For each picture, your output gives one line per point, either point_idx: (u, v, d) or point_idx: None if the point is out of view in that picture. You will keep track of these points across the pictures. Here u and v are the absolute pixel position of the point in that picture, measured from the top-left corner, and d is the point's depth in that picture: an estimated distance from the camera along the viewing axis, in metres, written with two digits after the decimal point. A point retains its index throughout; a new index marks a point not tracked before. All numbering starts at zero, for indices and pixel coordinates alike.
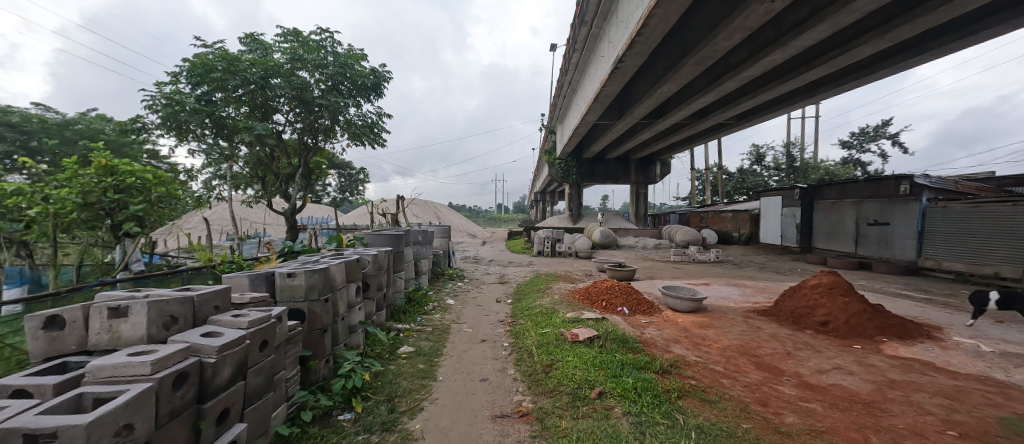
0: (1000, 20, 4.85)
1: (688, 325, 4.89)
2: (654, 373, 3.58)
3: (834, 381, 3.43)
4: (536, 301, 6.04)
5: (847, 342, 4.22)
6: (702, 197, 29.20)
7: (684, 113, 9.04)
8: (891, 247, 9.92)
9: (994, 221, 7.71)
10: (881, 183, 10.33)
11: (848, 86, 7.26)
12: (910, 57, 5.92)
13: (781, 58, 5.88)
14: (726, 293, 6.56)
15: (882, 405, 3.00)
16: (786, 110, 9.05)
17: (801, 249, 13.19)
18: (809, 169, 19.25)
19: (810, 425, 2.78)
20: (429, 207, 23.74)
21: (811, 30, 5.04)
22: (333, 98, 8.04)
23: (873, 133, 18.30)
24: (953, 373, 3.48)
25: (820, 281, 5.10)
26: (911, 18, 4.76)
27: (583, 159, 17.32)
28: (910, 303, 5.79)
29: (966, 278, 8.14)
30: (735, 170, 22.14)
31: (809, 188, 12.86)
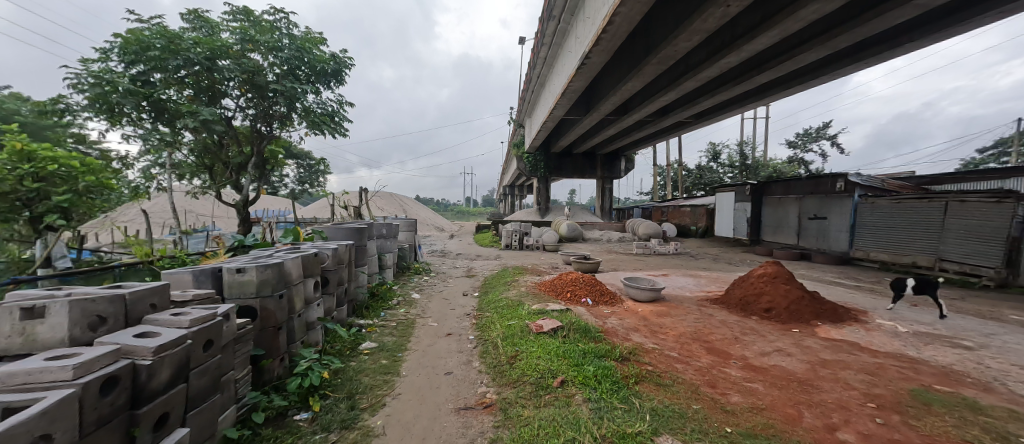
0: (921, 34, 5.40)
1: (648, 314, 5.11)
2: (614, 360, 3.72)
3: (774, 362, 3.71)
4: (503, 294, 6.07)
5: (788, 327, 4.58)
6: (663, 192, 30.57)
7: (647, 110, 9.34)
8: (828, 240, 10.84)
9: (911, 215, 8.59)
10: (820, 181, 11.22)
11: (794, 89, 7.80)
12: (847, 65, 6.45)
13: (735, 61, 6.20)
14: (683, 283, 6.89)
15: (814, 383, 3.30)
16: (740, 110, 9.56)
17: (751, 242, 14.11)
18: (759, 166, 20.64)
19: (753, 403, 3.02)
20: (395, 200, 23.15)
21: (762, 35, 5.35)
22: (289, 83, 7.60)
23: (815, 134, 19.85)
24: (875, 351, 3.87)
25: (765, 271, 5.48)
26: (848, 28, 5.17)
27: (551, 154, 17.52)
28: (842, 290, 6.36)
29: (889, 267, 9.00)
30: (693, 167, 23.30)
31: (759, 185, 13.75)
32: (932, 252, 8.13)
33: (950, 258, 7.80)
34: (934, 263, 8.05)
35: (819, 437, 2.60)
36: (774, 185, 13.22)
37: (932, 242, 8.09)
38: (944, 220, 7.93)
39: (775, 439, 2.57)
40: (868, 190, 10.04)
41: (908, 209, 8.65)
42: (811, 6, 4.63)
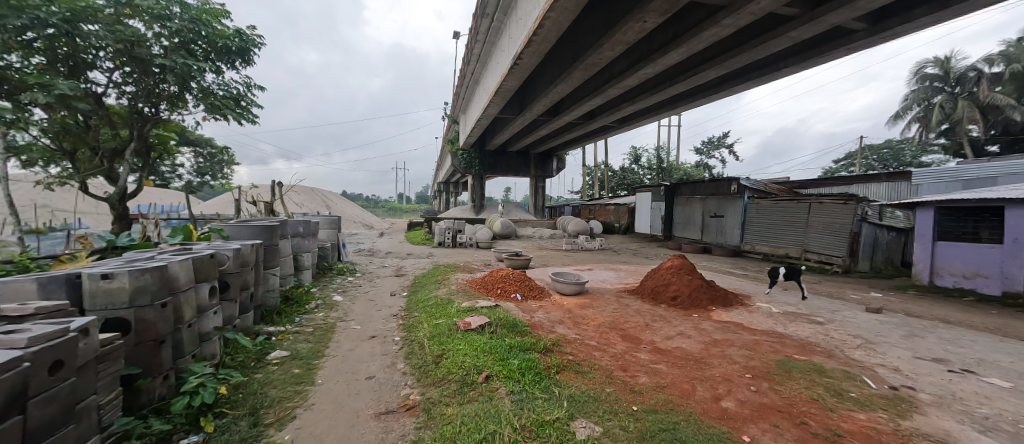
0: (791, 63, 6.46)
1: (572, 306, 5.40)
2: (538, 353, 3.87)
3: (677, 344, 4.17)
4: (432, 292, 5.97)
5: (689, 312, 5.17)
6: (591, 191, 32.58)
7: (577, 113, 9.81)
8: (725, 235, 12.44)
9: (786, 213, 10.21)
10: (720, 184, 12.81)
11: (699, 102, 8.79)
12: (740, 83, 7.45)
13: (651, 72, 6.80)
14: (605, 277, 7.41)
15: (707, 360, 3.77)
16: (655, 117, 10.50)
17: (665, 237, 15.65)
18: (673, 169, 23.01)
19: (656, 382, 3.35)
20: (317, 196, 21.41)
21: (673, 51, 5.93)
22: (180, 59, 6.62)
23: (717, 142, 22.65)
24: (755, 330, 4.54)
25: (672, 263, 6.11)
26: (740, 52, 5.97)
27: (485, 151, 17.59)
28: (733, 279, 7.35)
29: (769, 257, 10.65)
30: (618, 168, 25.15)
31: (672, 186, 15.28)
32: (799, 244, 9.78)
33: (811, 249, 9.46)
34: (801, 254, 9.68)
35: (707, 406, 2.98)
36: (684, 187, 14.78)
37: (800, 236, 9.73)
38: (809, 217, 9.55)
39: (673, 412, 2.89)
40: (756, 192, 11.69)
41: (784, 209, 10.26)
42: (710, 30, 5.24)
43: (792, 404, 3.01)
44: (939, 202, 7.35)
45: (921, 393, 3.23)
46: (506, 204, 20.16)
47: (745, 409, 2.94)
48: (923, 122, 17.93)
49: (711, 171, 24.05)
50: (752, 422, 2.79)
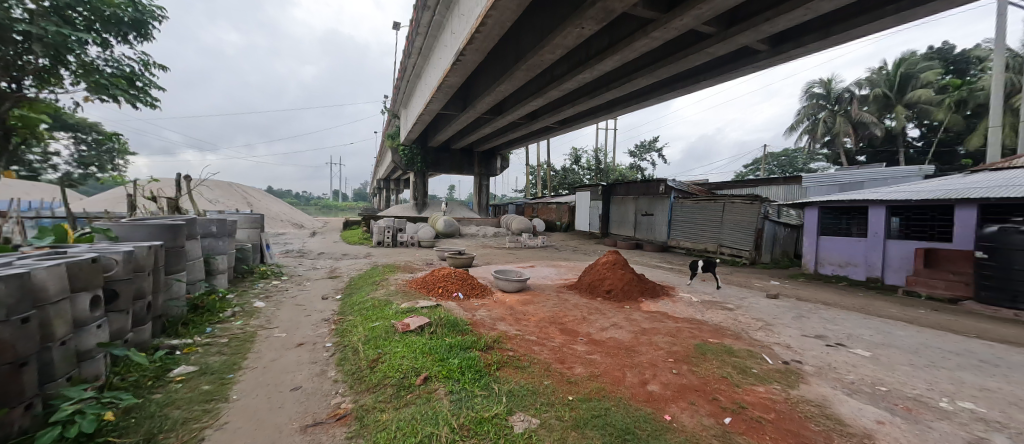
0: (708, 76, 7.19)
1: (514, 303, 5.50)
2: (478, 350, 3.87)
3: (610, 335, 4.43)
4: (369, 294, 5.69)
5: (621, 304, 5.52)
6: (534, 189, 33.39)
7: (520, 113, 9.97)
8: (654, 232, 13.51)
9: (705, 212, 11.35)
10: (650, 185, 13.87)
11: (632, 108, 9.41)
12: (667, 92, 8.11)
13: (589, 77, 7.12)
14: (546, 273, 7.64)
15: (636, 348, 4.06)
16: (593, 120, 11.05)
17: (602, 234, 16.57)
18: (610, 170, 24.40)
19: (591, 372, 3.53)
20: (237, 192, 19.29)
21: (609, 59, 6.27)
22: (52, 27, 5.56)
23: (648, 146, 24.50)
24: (677, 318, 4.98)
25: (607, 259, 6.48)
26: (666, 63, 6.48)
27: (428, 148, 17.18)
28: (660, 272, 8.01)
29: (691, 252, 11.77)
30: (560, 168, 26.10)
31: (609, 186, 16.22)
32: (716, 240, 10.93)
33: (725, 244, 10.63)
34: (717, 248, 10.83)
35: (636, 391, 3.19)
36: (619, 187, 15.75)
37: (716, 232, 10.89)
38: (723, 216, 10.72)
39: (605, 398, 3.06)
40: (681, 193, 12.82)
41: (704, 208, 11.38)
42: (641, 40, 5.62)
43: (707, 383, 3.36)
44: (822, 202, 8.65)
45: (806, 365, 3.78)
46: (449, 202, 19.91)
47: (667, 391, 3.21)
48: (811, 133, 21.01)
49: (643, 173, 25.93)
50: (673, 402, 3.05)
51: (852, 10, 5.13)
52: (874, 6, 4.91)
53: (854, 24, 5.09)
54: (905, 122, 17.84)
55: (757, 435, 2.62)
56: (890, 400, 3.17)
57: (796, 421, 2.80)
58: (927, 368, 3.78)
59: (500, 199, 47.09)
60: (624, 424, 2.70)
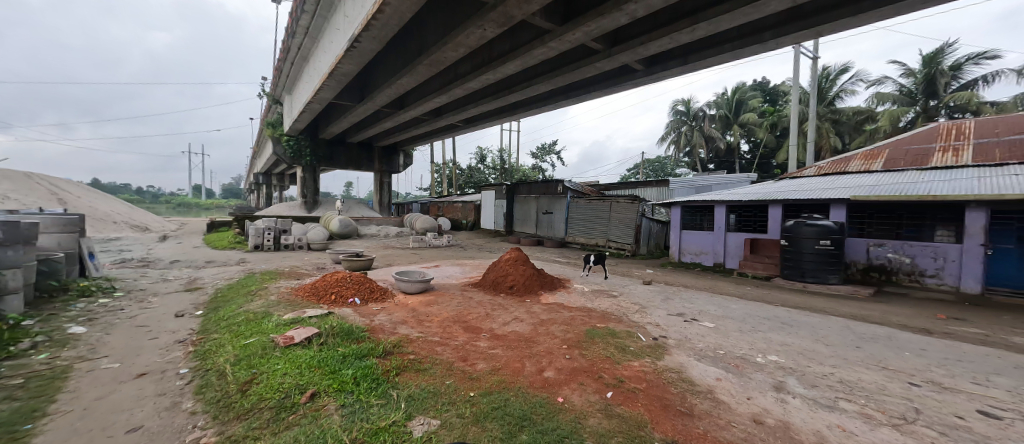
0: (596, 88, 8.02)
1: (416, 305, 5.35)
2: (376, 358, 3.66)
3: (511, 329, 4.63)
4: (242, 307, 4.91)
5: (523, 298, 5.82)
6: (439, 188, 32.89)
7: (424, 109, 9.70)
8: (553, 229, 14.56)
9: (595, 210, 12.67)
10: (550, 185, 14.89)
11: (534, 112, 9.93)
12: (563, 99, 8.78)
13: (492, 79, 7.29)
14: (450, 272, 7.62)
15: (535, 339, 4.32)
16: (498, 121, 11.35)
17: (506, 232, 17.23)
18: (513, 171, 25.46)
19: (493, 366, 3.65)
20: (41, 186, 14.63)
21: (510, 63, 6.50)
22: None
23: (548, 149, 26.27)
24: (571, 307, 5.47)
25: (510, 256, 6.77)
26: (562, 72, 7.01)
27: (320, 140, 15.53)
28: (556, 266, 8.69)
29: (584, 246, 13.02)
30: (465, 167, 26.28)
31: (513, 185, 16.92)
32: (604, 235, 12.29)
33: (611, 239, 12.03)
34: (605, 242, 12.18)
35: (533, 379, 3.40)
36: (522, 187, 16.53)
37: (605, 228, 12.26)
38: (611, 214, 12.10)
39: (504, 390, 3.20)
40: (576, 193, 14.07)
41: (595, 207, 12.67)
42: (540, 49, 5.98)
43: (594, 364, 3.76)
44: (683, 202, 10.38)
45: (670, 339, 4.52)
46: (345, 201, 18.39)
47: (561, 375, 3.50)
48: (676, 144, 25.09)
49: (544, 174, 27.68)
50: (566, 385, 3.33)
51: (702, 44, 6.25)
52: (717, 42, 6.06)
53: (703, 57, 6.24)
54: (739, 139, 22.56)
55: (632, 403, 3.03)
56: (726, 360, 3.99)
57: (661, 387, 3.32)
58: (748, 332, 4.88)
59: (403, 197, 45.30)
60: (522, 412, 2.85)
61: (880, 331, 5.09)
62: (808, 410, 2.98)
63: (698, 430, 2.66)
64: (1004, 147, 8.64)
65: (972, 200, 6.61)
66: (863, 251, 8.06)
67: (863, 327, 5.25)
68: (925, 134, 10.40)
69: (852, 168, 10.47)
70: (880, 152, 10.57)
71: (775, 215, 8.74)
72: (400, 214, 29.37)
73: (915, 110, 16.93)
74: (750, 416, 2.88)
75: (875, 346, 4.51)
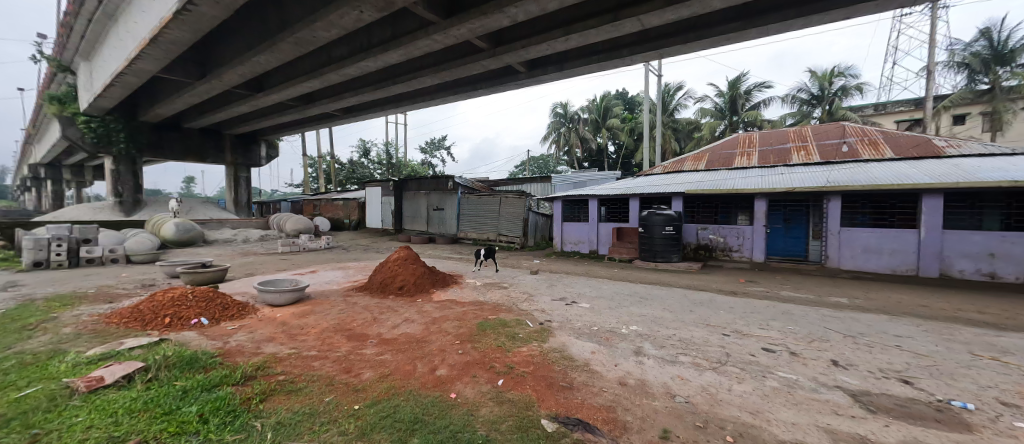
0: (483, 86, 8.19)
1: (287, 318, 4.71)
2: (232, 386, 3.07)
3: (401, 331, 4.45)
4: (11, 348, 3.55)
5: (414, 298, 5.66)
6: (315, 185, 29.27)
7: (291, 93, 8.47)
8: (444, 225, 14.49)
9: (486, 206, 13.05)
10: (440, 181, 14.75)
11: (421, 105, 9.61)
12: (451, 94, 8.72)
13: (373, 66, 6.77)
14: (330, 278, 6.91)
15: (426, 339, 4.24)
16: (382, 113, 10.65)
17: (395, 230, 16.44)
18: (401, 166, 24.34)
19: (380, 373, 3.44)
20: None
21: (392, 51, 6.15)
22: None
23: (437, 145, 25.92)
24: (463, 302, 5.55)
25: (399, 255, 6.52)
26: (448, 67, 6.94)
27: (141, 122, 12.21)
28: (448, 262, 8.70)
29: (476, 241, 13.30)
30: (346, 161, 24.05)
31: (400, 181, 16.23)
32: (495, 229, 12.76)
33: (502, 233, 12.57)
34: (496, 236, 12.66)
35: (424, 380, 3.34)
36: (411, 183, 15.96)
37: (495, 223, 12.75)
38: (500, 209, 12.63)
39: (393, 396, 3.04)
40: (466, 189, 14.25)
41: (486, 202, 13.06)
42: (423, 40, 5.80)
43: (485, 355, 3.88)
44: (563, 196, 11.49)
45: (553, 322, 4.96)
46: (182, 199, 14.90)
47: (453, 371, 3.52)
48: (556, 144, 27.50)
49: (434, 170, 27.14)
50: (459, 379, 3.37)
51: (574, 54, 6.94)
52: (585, 54, 6.80)
53: (575, 65, 6.94)
54: (607, 141, 25.95)
55: (521, 387, 3.24)
56: (599, 335, 4.58)
57: (546, 367, 3.63)
58: (615, 308, 5.70)
59: (268, 195, 39.11)
60: (412, 416, 2.76)
61: (705, 296, 6.53)
62: (658, 368, 3.63)
63: (577, 400, 3.00)
64: (774, 154, 11.92)
65: (757, 193, 8.97)
66: (694, 234, 10.19)
67: (694, 294, 6.66)
68: (730, 142, 13.64)
69: (686, 167, 13.01)
70: (703, 155, 13.41)
71: (634, 207, 10.39)
72: (262, 214, 25.19)
73: (724, 123, 22.05)
74: (617, 380, 3.37)
75: (700, 309, 5.78)
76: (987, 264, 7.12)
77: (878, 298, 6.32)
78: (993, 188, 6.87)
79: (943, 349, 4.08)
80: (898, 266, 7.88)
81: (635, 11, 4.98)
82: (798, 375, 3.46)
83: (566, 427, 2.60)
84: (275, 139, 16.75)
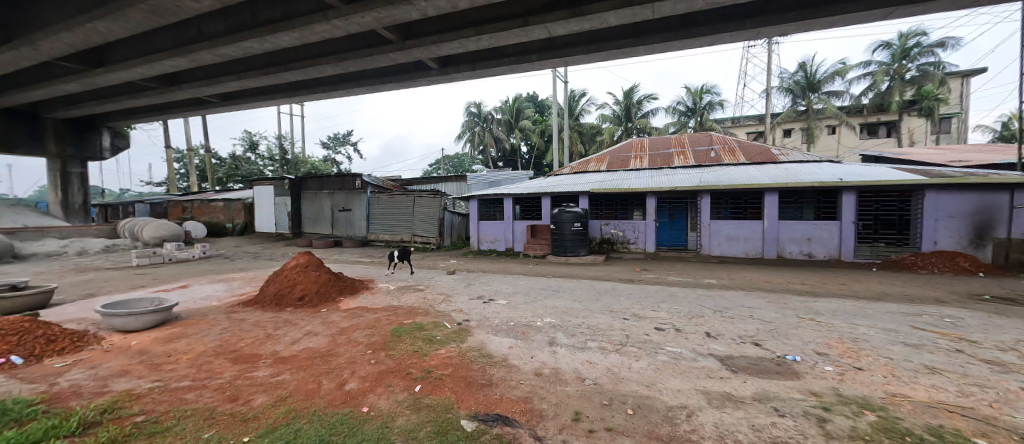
0: (392, 79, 7.79)
1: (147, 345, 3.88)
2: (62, 439, 2.38)
3: (302, 346, 4.02)
4: None
5: (317, 308, 5.15)
6: (183, 183, 24.44)
7: (146, 72, 6.93)
8: (353, 228, 13.48)
9: (399, 206, 12.48)
10: (345, 179, 13.64)
11: (321, 95, 8.72)
12: (356, 86, 8.09)
13: (260, 48, 5.93)
14: (207, 293, 5.87)
15: (333, 352, 3.90)
16: (273, 102, 9.38)
17: (293, 234, 14.69)
18: (298, 163, 21.83)
19: (276, 397, 3.03)
20: None
21: (283, 33, 5.46)
22: None
23: (341, 140, 23.85)
24: (376, 308, 5.24)
25: (297, 262, 5.88)
26: (352, 57, 6.43)
27: None
28: (357, 267, 8.11)
29: (389, 243, 12.61)
30: (226, 155, 20.61)
31: (297, 179, 14.59)
32: (409, 230, 12.28)
33: (417, 234, 12.14)
34: (411, 237, 12.18)
35: (331, 397, 3.06)
36: (312, 181, 14.48)
37: (409, 224, 12.27)
38: (414, 209, 12.20)
39: (294, 420, 2.71)
40: (377, 188, 13.45)
41: (399, 202, 12.50)
42: (321, 25, 5.28)
43: (401, 362, 3.73)
44: (479, 195, 11.60)
45: (471, 321, 4.99)
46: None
47: (365, 383, 3.30)
48: (471, 143, 27.56)
49: (339, 167, 24.94)
50: (371, 391, 3.17)
51: (486, 54, 7.03)
52: (497, 55, 6.96)
53: (488, 65, 7.05)
54: (520, 141, 26.91)
55: (439, 390, 3.19)
56: (517, 330, 4.75)
57: (465, 367, 3.63)
58: (530, 302, 5.99)
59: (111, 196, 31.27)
60: (318, 438, 2.50)
61: (608, 285, 7.25)
62: (570, 355, 3.92)
63: (495, 396, 3.07)
64: (660, 158, 13.77)
65: (648, 192, 10.25)
66: (598, 229, 11.22)
67: (598, 284, 7.35)
68: (626, 146, 15.33)
69: (590, 168, 14.22)
70: (605, 157, 14.82)
71: (545, 205, 11.04)
72: (105, 220, 20.11)
73: (621, 129, 24.65)
74: (533, 371, 3.55)
75: (603, 297, 6.40)
76: (806, 246, 9.29)
77: (736, 278, 7.78)
78: (807, 188, 8.97)
79: (778, 314, 5.22)
80: (750, 251, 9.79)
81: (543, 19, 5.25)
82: (682, 348, 4.07)
83: (485, 424, 2.65)
84: (124, 127, 13.58)
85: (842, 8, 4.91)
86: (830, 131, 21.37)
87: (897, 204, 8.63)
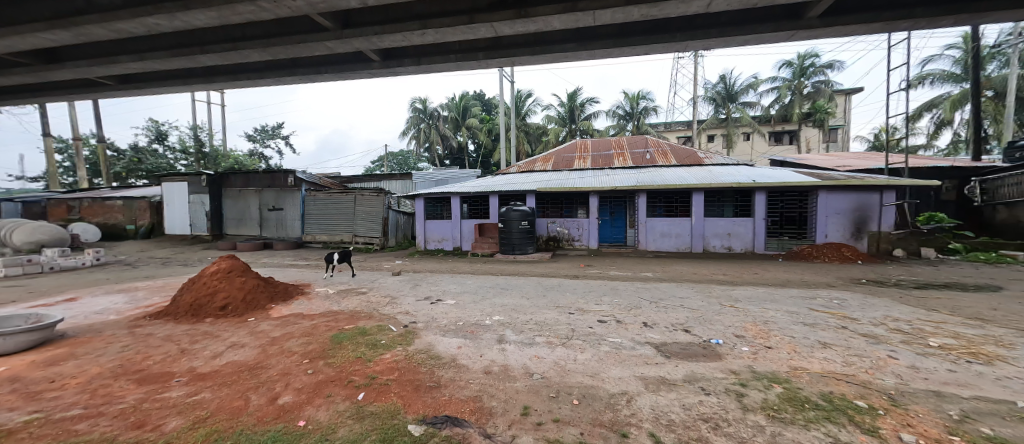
0: (329, 70, 7.31)
1: (19, 371, 3.25)
2: None
3: (226, 360, 3.64)
4: None
5: (243, 318, 4.69)
6: (66, 178, 20.63)
7: (12, 43, 5.74)
8: (285, 228, 12.43)
9: (338, 204, 11.76)
10: (276, 176, 12.51)
11: (245, 83, 7.90)
12: (287, 75, 7.44)
13: (168, 25, 5.23)
14: (102, 306, 5.04)
15: (263, 364, 3.59)
16: (187, 87, 8.31)
17: (212, 237, 13.16)
18: (218, 157, 19.54)
19: (194, 418, 2.71)
20: None
21: (199, 11, 4.87)
22: None
23: (270, 132, 21.82)
24: (313, 315, 4.90)
25: (219, 268, 5.29)
26: (282, 43, 5.92)
27: None
28: (291, 271, 7.51)
29: (327, 244, 11.82)
30: (125, 147, 17.80)
31: (215, 176, 13.08)
32: (350, 230, 11.62)
33: (359, 234, 11.52)
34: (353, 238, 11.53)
35: (262, 413, 2.82)
36: (235, 177, 13.08)
37: (350, 224, 11.62)
38: (356, 208, 11.58)
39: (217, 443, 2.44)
40: (312, 185, 12.53)
41: (338, 201, 11.78)
42: (245, 6, 4.79)
43: (342, 370, 3.54)
44: (425, 194, 11.35)
45: (419, 323, 4.88)
46: None
47: (302, 395, 3.09)
48: (417, 139, 26.76)
49: (268, 162, 22.80)
50: (309, 403, 2.97)
51: (431, 49, 6.88)
52: (443, 51, 6.83)
53: (433, 61, 6.91)
54: (467, 139, 26.74)
55: (384, 397, 3.09)
56: (466, 329, 4.75)
57: (412, 371, 3.55)
58: (479, 301, 6.01)
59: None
60: None
61: (554, 281, 7.52)
62: (519, 351, 4.03)
63: (443, 398, 3.05)
64: (601, 159, 14.54)
65: (591, 191, 10.78)
66: (545, 227, 11.56)
67: (546, 281, 7.58)
68: (570, 147, 15.94)
69: (537, 167, 14.56)
70: (550, 157, 15.28)
71: (494, 203, 11.13)
72: None
73: (566, 130, 25.62)
74: (482, 370, 3.58)
75: (550, 293, 6.63)
76: (727, 241, 10.43)
77: (668, 271, 8.50)
78: (727, 188, 10.06)
79: (703, 303, 5.81)
80: (680, 246, 10.75)
81: (488, 18, 5.28)
82: (622, 338, 4.37)
83: (434, 426, 2.63)
84: None
85: (754, 29, 5.59)
86: (745, 137, 24.13)
87: (797, 203, 10.05)
